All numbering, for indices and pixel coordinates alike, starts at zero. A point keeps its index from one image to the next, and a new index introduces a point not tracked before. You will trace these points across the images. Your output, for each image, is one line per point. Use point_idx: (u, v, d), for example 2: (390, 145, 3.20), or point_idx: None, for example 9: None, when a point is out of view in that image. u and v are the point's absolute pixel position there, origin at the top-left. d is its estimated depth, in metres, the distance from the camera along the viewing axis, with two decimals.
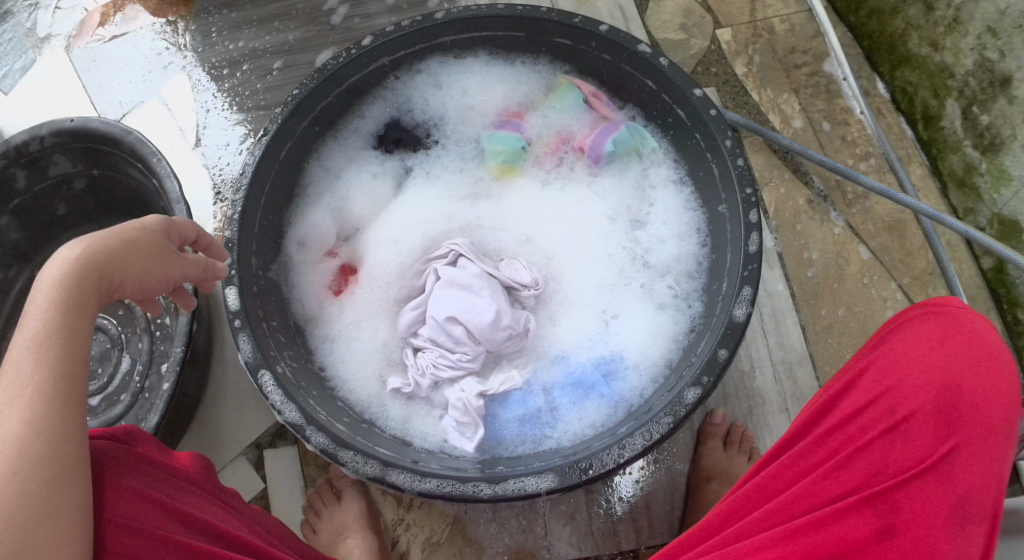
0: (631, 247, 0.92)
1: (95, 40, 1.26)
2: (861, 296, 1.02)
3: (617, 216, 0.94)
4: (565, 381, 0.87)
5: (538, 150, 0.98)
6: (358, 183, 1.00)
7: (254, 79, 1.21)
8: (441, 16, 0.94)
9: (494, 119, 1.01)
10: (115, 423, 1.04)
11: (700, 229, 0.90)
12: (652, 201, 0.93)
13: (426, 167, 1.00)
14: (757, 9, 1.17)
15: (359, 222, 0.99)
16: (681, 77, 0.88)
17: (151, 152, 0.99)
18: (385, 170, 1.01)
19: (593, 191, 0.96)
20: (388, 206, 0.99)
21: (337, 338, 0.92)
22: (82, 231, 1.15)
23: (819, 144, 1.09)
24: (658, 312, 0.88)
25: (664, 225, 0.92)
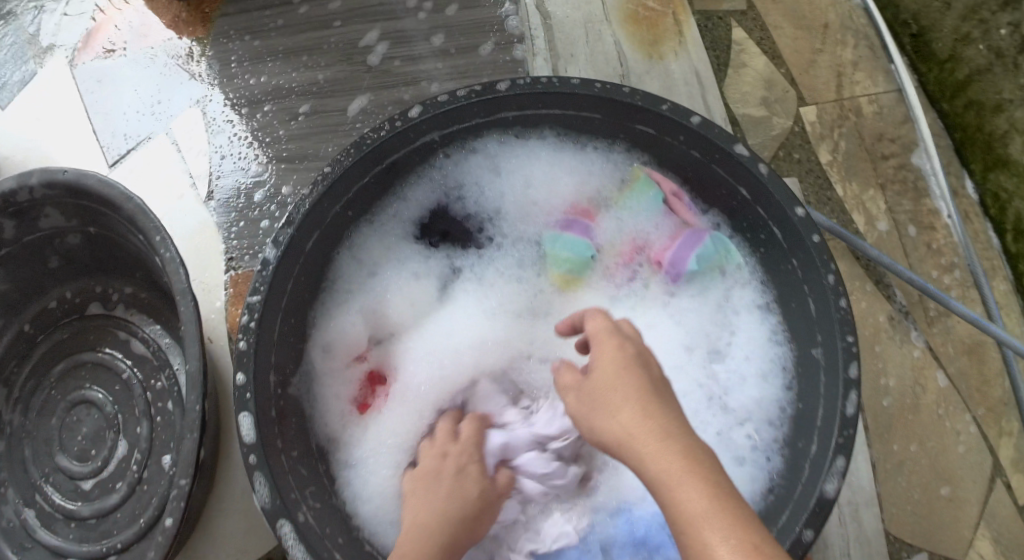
0: (708, 385, 0.81)
1: (102, 56, 1.13)
2: (934, 430, 0.94)
3: (694, 347, 0.83)
4: (626, 539, 0.77)
5: (607, 259, 0.88)
6: (399, 280, 0.89)
7: (277, 124, 1.08)
8: (503, 88, 0.81)
9: (558, 218, 0.90)
10: (111, 513, 0.94)
11: (786, 369, 0.79)
12: (734, 332, 0.82)
13: (476, 271, 0.90)
14: (844, 85, 1.05)
15: (396, 328, 0.88)
16: (782, 192, 0.77)
17: (154, 225, 0.85)
18: (429, 268, 0.90)
19: (668, 315, 0.85)
20: (430, 312, 0.89)
21: (365, 467, 0.81)
22: (77, 284, 1.04)
23: (902, 252, 0.99)
24: (735, 467, 0.77)
25: (746, 359, 0.81)
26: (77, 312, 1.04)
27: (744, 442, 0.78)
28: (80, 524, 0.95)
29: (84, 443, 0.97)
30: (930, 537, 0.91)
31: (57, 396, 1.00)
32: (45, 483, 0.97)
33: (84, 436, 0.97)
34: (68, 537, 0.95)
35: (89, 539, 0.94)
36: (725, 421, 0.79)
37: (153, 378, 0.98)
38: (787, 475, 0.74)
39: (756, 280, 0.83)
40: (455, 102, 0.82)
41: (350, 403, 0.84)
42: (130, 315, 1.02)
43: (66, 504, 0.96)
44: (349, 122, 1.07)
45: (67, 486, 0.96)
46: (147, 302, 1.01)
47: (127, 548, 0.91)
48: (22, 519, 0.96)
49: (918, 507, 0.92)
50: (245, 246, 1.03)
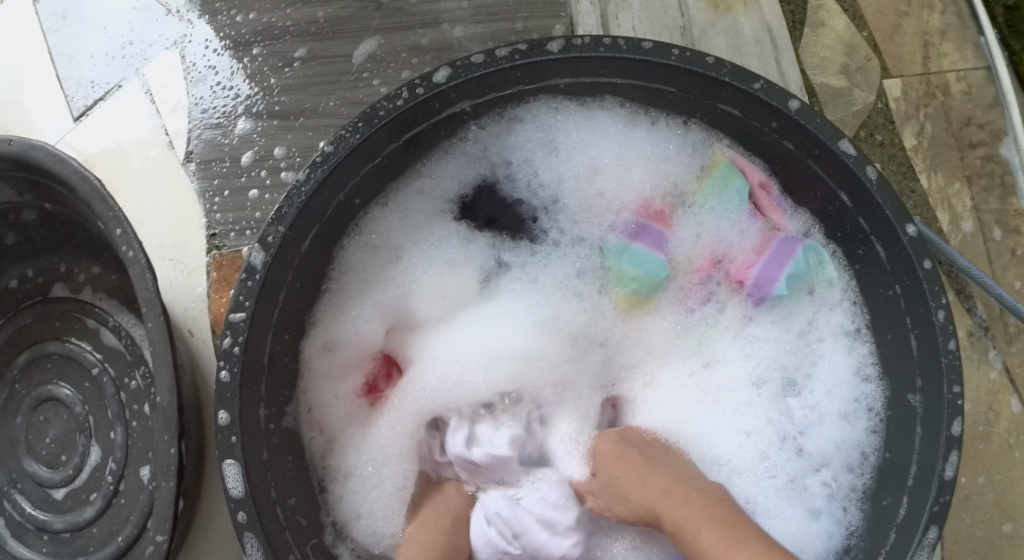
0: (782, 422, 0.75)
1: None
2: (1005, 462, 0.85)
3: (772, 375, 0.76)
4: None
5: (681, 271, 0.79)
6: (427, 267, 0.78)
7: (268, 71, 0.88)
8: (557, 50, 0.66)
9: (627, 215, 0.79)
10: (85, 527, 0.85)
11: (873, 410, 0.72)
12: (817, 362, 0.75)
13: (526, 267, 0.79)
14: (931, 56, 0.91)
15: (428, 318, 0.78)
16: (892, 205, 0.65)
17: (114, 211, 0.69)
18: (470, 253, 0.79)
19: (750, 336, 0.77)
20: (467, 303, 0.79)
21: (365, 477, 0.73)
22: (40, 263, 0.90)
23: (986, 258, 0.88)
24: (810, 521, 0.72)
25: (827, 396, 0.74)
26: (40, 295, 0.90)
27: (820, 492, 0.72)
28: (53, 537, 0.86)
29: (52, 447, 0.87)
30: None
31: (21, 392, 0.88)
32: (13, 490, 0.88)
33: (52, 439, 0.87)
34: (42, 550, 0.86)
35: (63, 555, 0.85)
36: (800, 466, 0.74)
37: (126, 377, 0.85)
38: (869, 537, 0.69)
39: (849, 300, 0.74)
40: (495, 65, 0.66)
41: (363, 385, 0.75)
42: (99, 300, 0.88)
43: (38, 514, 0.87)
44: (354, 71, 0.88)
45: (38, 494, 0.87)
46: (118, 286, 0.87)
47: None
48: None
49: (980, 546, 0.83)
50: (230, 220, 0.86)
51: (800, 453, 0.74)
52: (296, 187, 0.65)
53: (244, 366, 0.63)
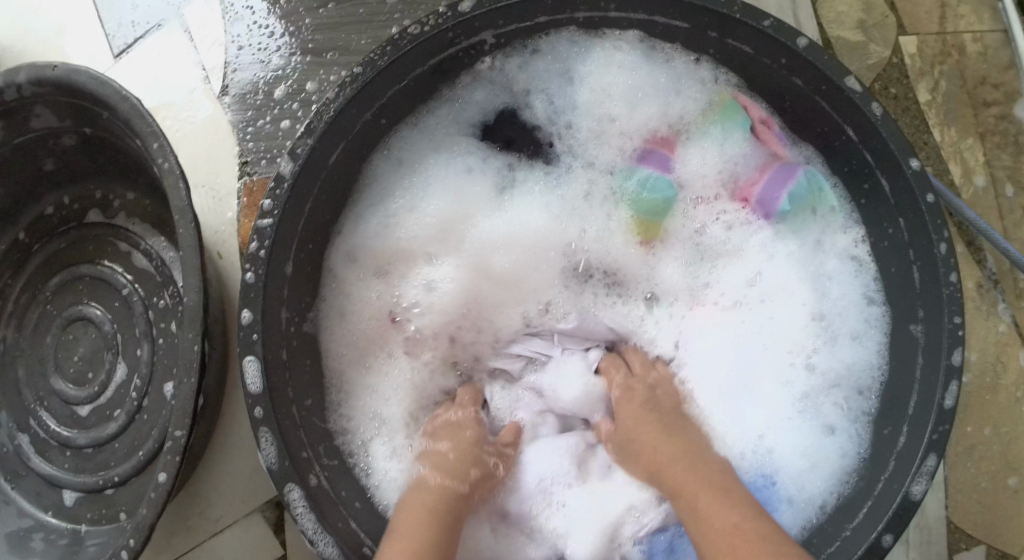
0: (799, 346, 0.75)
1: None
2: (1011, 415, 0.85)
3: (767, 296, 0.77)
4: None
5: (687, 198, 0.79)
6: (450, 186, 0.80)
7: (303, 12, 0.91)
8: None
9: (637, 146, 0.80)
10: (107, 443, 0.87)
11: (885, 334, 0.72)
12: (828, 285, 0.75)
13: (543, 188, 0.81)
14: (947, 17, 0.92)
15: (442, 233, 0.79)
16: (896, 139, 0.66)
17: (154, 130, 0.73)
18: (483, 169, 0.80)
19: (762, 252, 0.78)
20: (486, 213, 0.80)
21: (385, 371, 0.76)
22: (75, 190, 0.94)
23: (997, 214, 0.89)
24: (824, 437, 0.72)
25: (840, 316, 0.74)
26: (75, 221, 0.94)
27: (833, 410, 0.73)
28: (75, 453, 0.89)
29: (80, 365, 0.89)
30: (990, 529, 0.84)
31: (53, 312, 0.92)
32: (38, 407, 0.90)
33: (81, 358, 0.89)
34: (64, 466, 0.88)
35: (84, 470, 0.88)
36: (813, 384, 0.74)
37: (155, 296, 0.89)
38: (869, 463, 0.69)
39: (855, 227, 0.74)
40: None
41: (382, 300, 0.77)
42: (134, 225, 0.92)
43: (62, 431, 0.89)
44: (388, 11, 0.91)
45: (63, 411, 0.89)
46: (150, 211, 0.91)
47: (124, 481, 0.85)
48: (17, 444, 0.90)
49: (984, 497, 0.84)
50: (262, 148, 0.89)
51: (811, 370, 0.74)
52: (326, 104, 0.69)
53: (267, 269, 0.66)
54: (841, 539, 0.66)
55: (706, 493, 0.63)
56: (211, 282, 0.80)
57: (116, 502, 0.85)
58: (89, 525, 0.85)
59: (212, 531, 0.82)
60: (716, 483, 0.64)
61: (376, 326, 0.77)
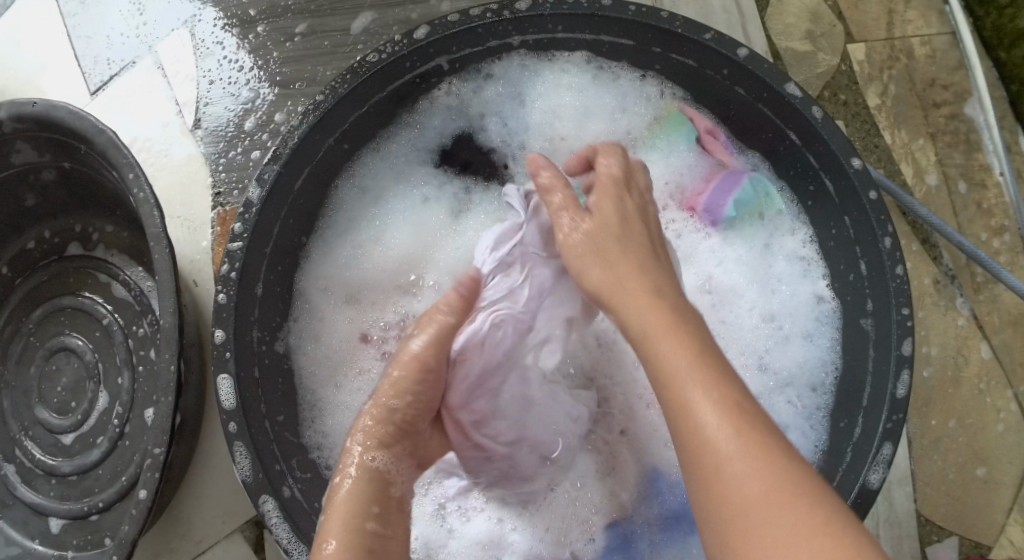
0: (751, 348, 0.77)
1: None
2: (974, 406, 0.87)
3: (711, 288, 0.79)
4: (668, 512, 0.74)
5: None
6: (410, 215, 0.82)
7: (270, 46, 0.94)
8: (524, 6, 0.72)
9: None
10: (92, 469, 0.89)
11: (833, 328, 0.75)
12: (776, 287, 0.78)
13: (500, 206, 0.82)
14: (895, 23, 0.95)
15: (405, 258, 0.81)
16: (839, 141, 0.69)
17: (128, 161, 0.75)
18: (442, 193, 0.82)
19: (712, 256, 0.79)
20: (444, 236, 0.81)
21: (350, 391, 0.77)
22: (56, 225, 0.96)
23: (951, 211, 0.91)
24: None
25: (790, 319, 0.77)
26: (55, 254, 0.97)
27: (786, 409, 0.74)
28: (61, 480, 0.90)
29: (64, 394, 0.91)
30: (960, 519, 0.85)
31: (36, 344, 0.94)
32: (23, 437, 0.92)
33: (64, 387, 0.91)
34: (50, 494, 0.90)
35: (70, 496, 0.89)
36: (768, 384, 0.76)
37: (135, 325, 0.91)
38: (827, 458, 0.71)
39: (800, 228, 0.77)
40: (469, 22, 0.72)
41: (343, 326, 0.79)
42: (112, 256, 0.94)
43: (47, 460, 0.91)
44: (352, 42, 0.93)
45: (48, 440, 0.91)
46: (128, 241, 0.94)
47: (109, 506, 0.87)
48: (2, 474, 0.92)
49: (952, 488, 0.85)
50: (234, 179, 0.91)
51: (764, 371, 0.76)
52: (290, 132, 0.71)
53: (238, 291, 0.69)
54: None
55: (694, 375, 0.52)
56: (187, 307, 0.82)
57: (101, 528, 0.87)
58: (74, 551, 0.87)
59: (194, 552, 0.83)
60: (687, 334, 0.55)
61: (345, 350, 0.78)
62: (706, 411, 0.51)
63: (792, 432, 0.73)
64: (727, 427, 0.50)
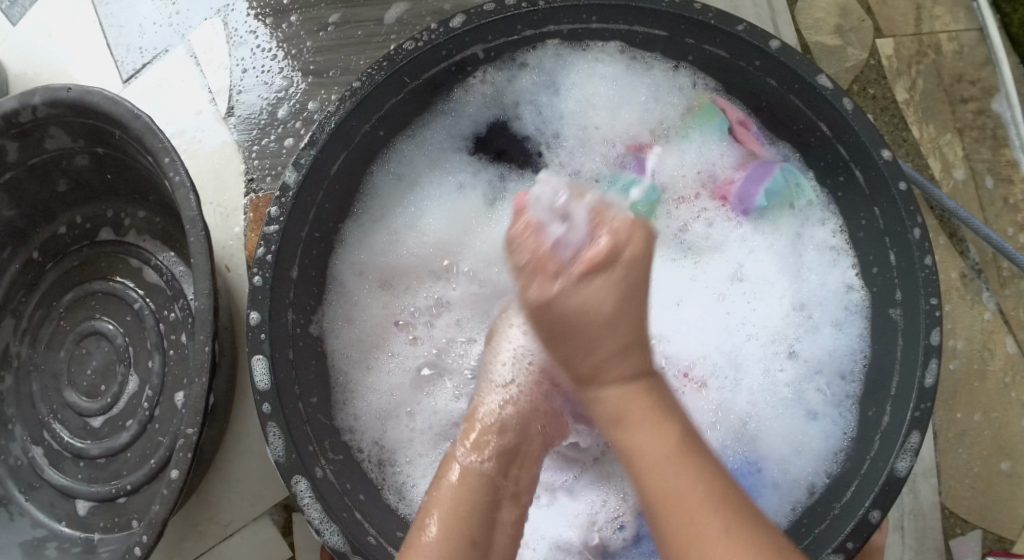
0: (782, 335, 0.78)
1: None
2: (999, 400, 0.87)
3: (741, 276, 0.80)
4: None
5: (672, 200, 0.83)
6: (443, 203, 0.83)
7: (304, 34, 0.95)
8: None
9: (619, 151, 0.84)
10: (121, 452, 0.90)
11: (862, 316, 0.75)
12: (807, 274, 0.78)
13: None
14: (923, 18, 0.95)
15: (439, 243, 0.83)
16: (869, 132, 0.69)
17: (164, 146, 0.76)
18: (476, 180, 0.84)
19: (741, 245, 0.81)
20: (479, 223, 0.84)
21: (386, 372, 0.78)
22: (87, 210, 0.97)
23: (978, 206, 0.91)
24: (808, 422, 0.75)
25: (820, 307, 0.77)
26: (86, 239, 0.97)
27: (816, 397, 0.75)
28: (89, 463, 0.91)
29: (93, 378, 0.92)
30: (985, 513, 0.85)
31: (66, 327, 0.95)
32: (52, 420, 0.93)
33: (94, 371, 0.92)
34: (79, 476, 0.91)
35: (98, 479, 0.90)
36: (798, 371, 0.77)
37: (165, 310, 0.92)
38: (854, 447, 0.71)
39: (831, 217, 0.77)
40: (503, 11, 0.72)
41: (380, 312, 0.80)
42: (143, 242, 0.95)
43: (76, 442, 0.92)
44: (384, 33, 0.94)
45: (77, 423, 0.92)
46: (159, 227, 0.95)
47: (137, 489, 0.88)
48: (31, 457, 0.93)
49: (977, 482, 0.86)
50: (267, 166, 0.92)
51: (794, 357, 0.77)
52: (326, 117, 0.72)
53: (275, 273, 0.70)
54: (830, 518, 0.67)
55: (667, 432, 0.62)
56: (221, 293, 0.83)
57: (129, 510, 0.88)
58: (102, 533, 0.88)
59: (222, 535, 0.84)
60: (685, 445, 0.62)
61: (379, 333, 0.80)
62: (678, 483, 0.60)
63: (818, 420, 0.74)
64: (723, 514, 0.58)
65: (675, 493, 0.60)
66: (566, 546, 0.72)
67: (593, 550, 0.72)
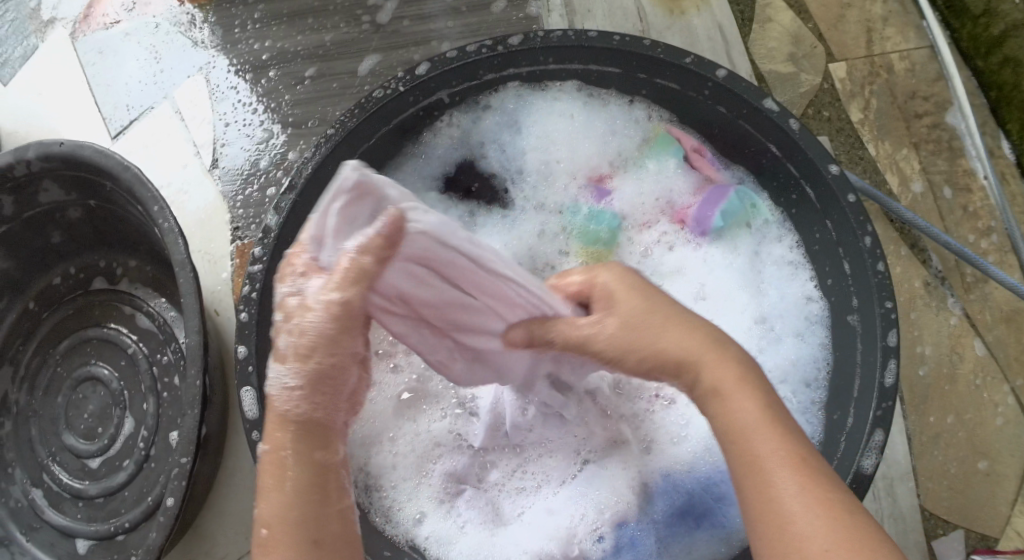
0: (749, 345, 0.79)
1: (104, 30, 1.04)
2: (971, 401, 0.90)
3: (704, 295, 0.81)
4: (670, 510, 0.76)
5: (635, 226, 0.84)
6: None
7: (282, 89, 0.99)
8: (517, 40, 0.76)
9: (584, 183, 0.86)
10: (118, 492, 0.92)
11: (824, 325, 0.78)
12: (766, 290, 0.81)
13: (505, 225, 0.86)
14: (874, 40, 0.99)
15: None
16: (815, 149, 0.73)
17: (151, 194, 0.80)
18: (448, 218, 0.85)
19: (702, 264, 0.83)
20: None
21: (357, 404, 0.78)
22: (80, 260, 1.01)
23: (938, 216, 0.95)
24: None
25: (783, 320, 0.79)
26: (80, 289, 1.01)
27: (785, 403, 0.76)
28: (88, 503, 0.93)
29: (90, 421, 0.95)
30: (964, 512, 0.87)
31: (63, 374, 0.98)
32: (51, 463, 0.95)
33: (90, 414, 0.95)
34: (77, 516, 0.93)
35: (96, 518, 0.92)
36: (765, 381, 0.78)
37: (158, 352, 0.95)
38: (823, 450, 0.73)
39: (787, 235, 0.81)
40: (465, 57, 0.76)
41: None
42: (136, 288, 0.99)
43: (74, 484, 0.94)
44: (358, 84, 0.99)
45: (75, 466, 0.95)
46: (151, 272, 0.98)
47: (134, 526, 0.90)
48: (31, 498, 0.95)
49: (954, 482, 0.88)
50: (251, 215, 0.96)
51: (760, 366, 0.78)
52: (303, 163, 0.75)
53: (260, 311, 0.73)
54: None
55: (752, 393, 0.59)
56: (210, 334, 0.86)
57: (126, 548, 0.89)
58: None
59: None
60: (770, 414, 0.58)
61: None
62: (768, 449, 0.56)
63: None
64: (792, 463, 0.56)
65: (761, 458, 0.56)
66: (548, 558, 0.73)
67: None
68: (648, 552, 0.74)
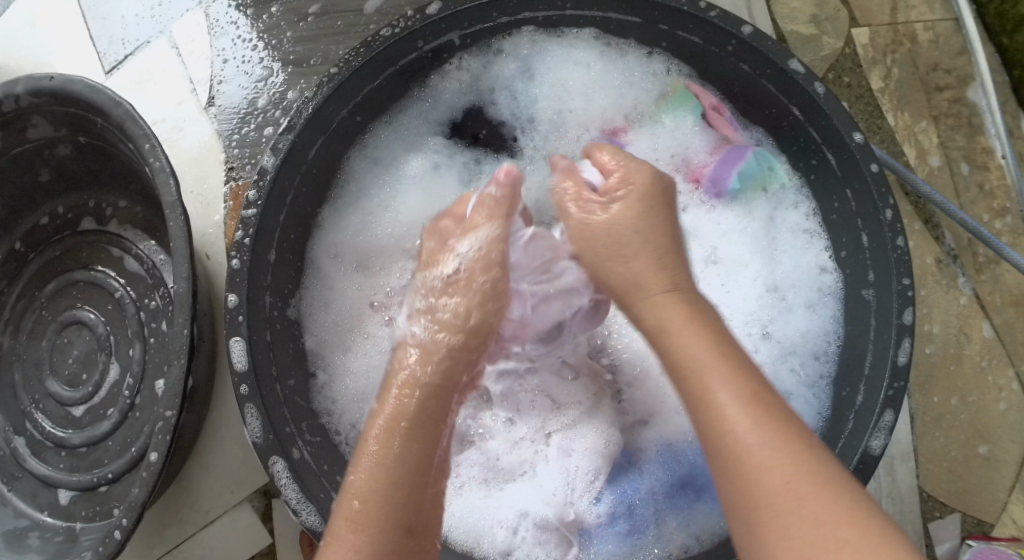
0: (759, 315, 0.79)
1: None
2: (976, 384, 0.88)
3: (714, 259, 0.81)
4: (670, 480, 0.76)
5: None
6: (417, 188, 0.84)
7: (284, 26, 0.95)
8: None
9: (596, 136, 0.84)
10: (102, 441, 0.90)
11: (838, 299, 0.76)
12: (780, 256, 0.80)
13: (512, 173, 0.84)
14: (899, 8, 0.96)
15: (411, 222, 0.83)
16: (840, 114, 0.69)
17: (144, 132, 0.77)
18: (452, 163, 0.84)
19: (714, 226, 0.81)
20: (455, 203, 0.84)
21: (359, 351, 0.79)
22: (69, 201, 0.97)
23: (953, 192, 0.93)
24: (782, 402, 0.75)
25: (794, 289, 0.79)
26: (69, 229, 0.98)
27: (789, 376, 0.76)
28: (71, 452, 0.91)
29: (75, 366, 0.92)
30: (962, 496, 0.86)
31: (48, 317, 0.95)
32: (34, 410, 0.93)
33: (75, 359, 0.93)
34: (60, 466, 0.91)
35: (80, 468, 0.90)
36: (771, 351, 0.78)
37: (147, 298, 0.92)
38: (827, 427, 0.72)
39: (803, 199, 0.79)
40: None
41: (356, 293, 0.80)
42: (125, 231, 0.95)
43: (57, 431, 0.92)
44: (364, 23, 0.95)
45: (59, 413, 0.92)
46: (142, 216, 0.95)
47: (118, 478, 0.88)
48: (13, 447, 0.93)
49: (953, 464, 0.86)
50: (247, 155, 0.93)
51: (767, 337, 0.78)
52: (304, 102, 0.72)
53: (252, 258, 0.70)
54: None
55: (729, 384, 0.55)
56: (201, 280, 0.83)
57: (109, 499, 0.87)
58: (83, 521, 0.87)
59: (202, 522, 0.84)
60: (806, 468, 0.51)
61: (354, 314, 0.80)
62: (763, 473, 0.52)
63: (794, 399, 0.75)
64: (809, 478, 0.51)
65: (769, 492, 0.51)
66: (545, 523, 0.74)
67: (570, 525, 0.74)
68: (647, 524, 0.75)
